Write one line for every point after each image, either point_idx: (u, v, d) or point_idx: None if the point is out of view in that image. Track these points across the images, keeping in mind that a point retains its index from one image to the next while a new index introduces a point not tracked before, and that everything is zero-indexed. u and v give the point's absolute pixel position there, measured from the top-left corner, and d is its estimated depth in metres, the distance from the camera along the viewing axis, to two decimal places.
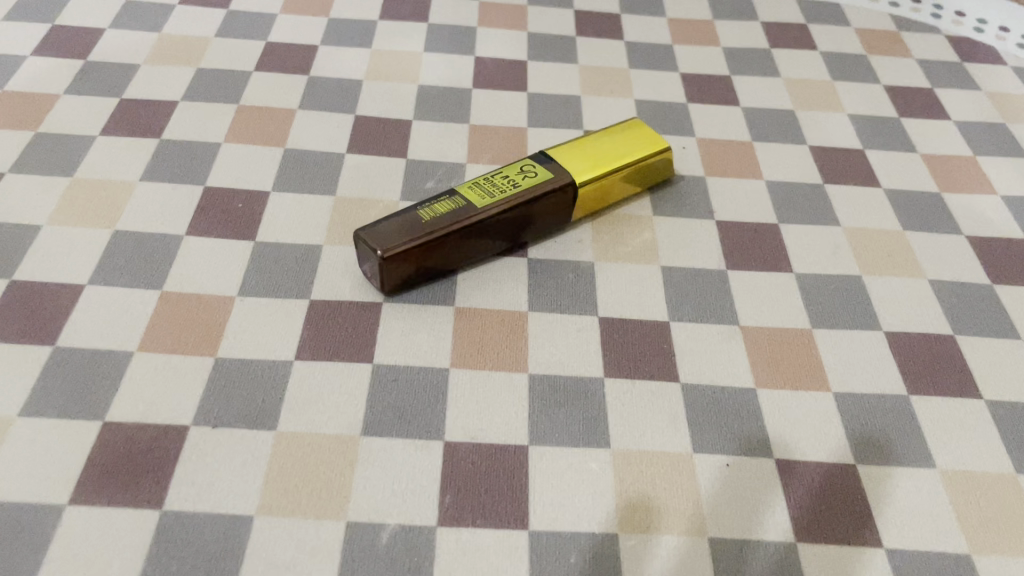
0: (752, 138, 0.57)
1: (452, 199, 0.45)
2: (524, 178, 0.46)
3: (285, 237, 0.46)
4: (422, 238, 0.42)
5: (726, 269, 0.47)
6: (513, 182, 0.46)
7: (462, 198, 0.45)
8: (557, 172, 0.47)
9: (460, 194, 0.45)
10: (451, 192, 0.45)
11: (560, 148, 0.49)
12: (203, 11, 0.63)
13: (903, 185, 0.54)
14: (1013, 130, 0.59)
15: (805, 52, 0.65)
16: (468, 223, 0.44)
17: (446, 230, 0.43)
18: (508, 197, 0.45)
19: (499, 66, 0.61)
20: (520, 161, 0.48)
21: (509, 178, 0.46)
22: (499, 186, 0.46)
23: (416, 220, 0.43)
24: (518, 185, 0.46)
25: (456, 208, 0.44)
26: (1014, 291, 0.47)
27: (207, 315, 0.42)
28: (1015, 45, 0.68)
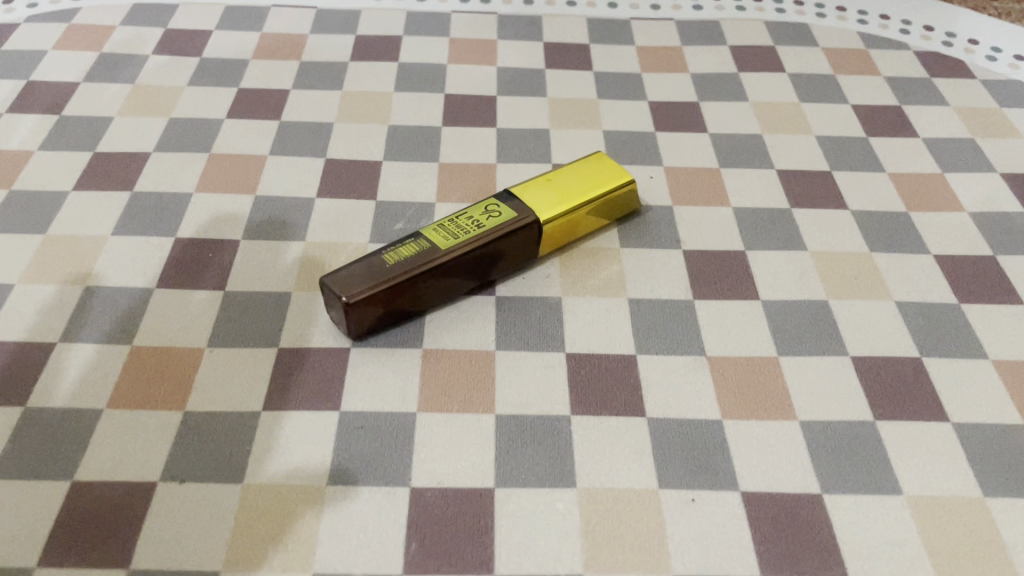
0: (720, 165, 0.57)
1: (417, 242, 0.45)
2: (488, 216, 0.47)
3: (254, 285, 0.47)
4: (387, 282, 0.43)
5: (693, 299, 0.48)
6: (477, 222, 0.46)
7: (427, 240, 0.45)
8: (522, 210, 0.47)
9: (424, 236, 0.45)
10: (416, 234, 0.46)
11: (526, 185, 0.49)
12: (176, 61, 0.64)
13: (871, 205, 0.54)
14: (981, 144, 0.59)
15: (773, 74, 0.66)
16: (433, 265, 0.44)
17: (411, 273, 0.44)
18: (472, 238, 0.45)
19: (469, 102, 0.62)
20: (484, 199, 0.48)
21: (473, 217, 0.47)
22: (464, 226, 0.46)
23: (381, 265, 0.43)
24: (482, 224, 0.46)
25: (420, 250, 0.44)
26: (980, 310, 0.47)
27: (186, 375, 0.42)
28: (984, 58, 0.68)
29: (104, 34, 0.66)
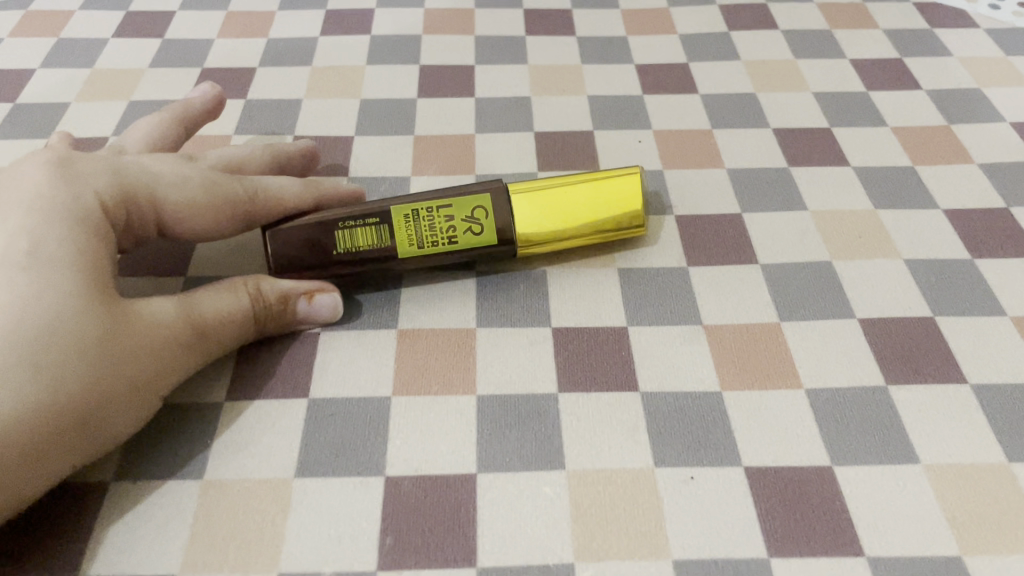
0: (712, 126, 0.54)
1: (379, 232, 0.41)
2: (466, 233, 0.41)
3: (241, 263, 0.44)
4: (318, 268, 0.41)
5: (687, 266, 0.45)
6: (452, 236, 0.41)
7: (389, 233, 0.41)
8: (497, 233, 0.42)
9: (391, 229, 0.41)
10: (387, 215, 0.41)
11: (531, 194, 0.42)
12: (137, 43, 0.61)
13: (874, 161, 0.51)
14: (988, 94, 0.56)
15: (766, 31, 0.62)
16: (375, 265, 0.41)
17: (348, 266, 0.41)
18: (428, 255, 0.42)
19: (446, 73, 0.59)
20: (485, 190, 0.42)
21: (452, 225, 0.41)
22: (432, 235, 0.41)
23: (323, 252, 0.41)
24: (446, 244, 0.41)
25: (372, 247, 0.41)
26: (996, 265, 0.44)
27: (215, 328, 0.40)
28: (987, 7, 0.65)
29: (63, 18, 0.63)
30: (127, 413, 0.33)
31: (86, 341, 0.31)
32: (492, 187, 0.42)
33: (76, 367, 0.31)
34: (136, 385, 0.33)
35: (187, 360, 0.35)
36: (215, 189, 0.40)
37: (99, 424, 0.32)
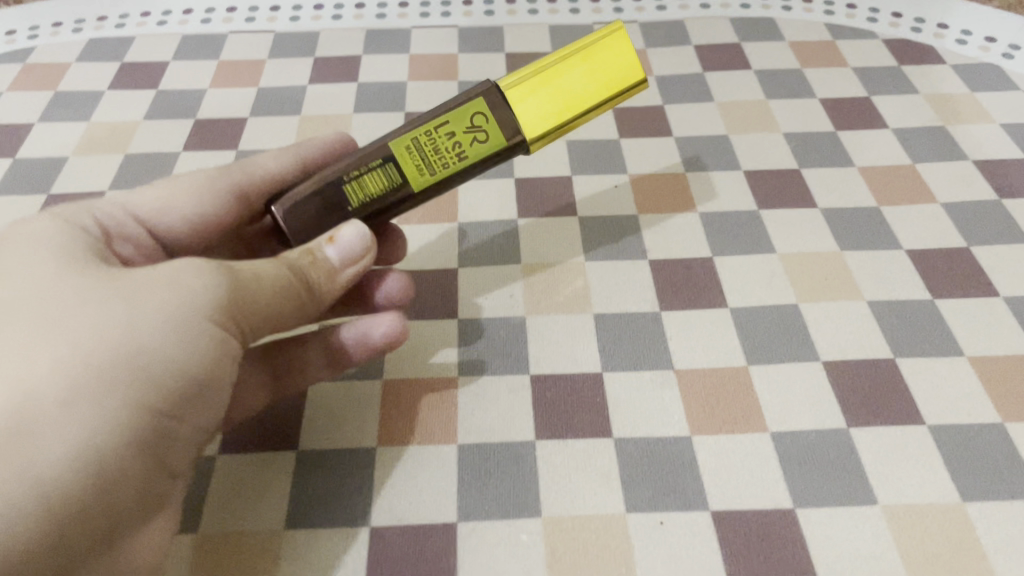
0: (685, 169, 0.56)
1: (388, 173, 0.39)
2: (473, 142, 0.39)
3: None
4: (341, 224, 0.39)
5: (660, 310, 0.47)
6: (459, 149, 0.39)
7: (397, 170, 0.39)
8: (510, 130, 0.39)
9: (398, 166, 0.39)
10: (387, 150, 0.39)
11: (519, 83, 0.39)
12: (132, 95, 0.63)
13: (841, 202, 0.53)
14: (953, 131, 0.58)
15: (739, 72, 0.65)
16: (398, 203, 0.40)
17: (371, 208, 0.39)
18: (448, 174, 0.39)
19: None
20: (474, 95, 0.39)
21: (458, 137, 0.39)
22: (441, 153, 0.39)
23: (341, 211, 0.39)
24: (461, 156, 0.39)
25: (387, 188, 0.39)
26: (956, 305, 0.46)
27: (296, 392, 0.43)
28: (954, 42, 0.67)
29: (60, 71, 0.66)
30: (168, 346, 0.33)
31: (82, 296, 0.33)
32: (478, 90, 0.39)
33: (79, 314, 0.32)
34: (165, 321, 0.33)
35: (232, 296, 0.35)
36: (186, 179, 0.44)
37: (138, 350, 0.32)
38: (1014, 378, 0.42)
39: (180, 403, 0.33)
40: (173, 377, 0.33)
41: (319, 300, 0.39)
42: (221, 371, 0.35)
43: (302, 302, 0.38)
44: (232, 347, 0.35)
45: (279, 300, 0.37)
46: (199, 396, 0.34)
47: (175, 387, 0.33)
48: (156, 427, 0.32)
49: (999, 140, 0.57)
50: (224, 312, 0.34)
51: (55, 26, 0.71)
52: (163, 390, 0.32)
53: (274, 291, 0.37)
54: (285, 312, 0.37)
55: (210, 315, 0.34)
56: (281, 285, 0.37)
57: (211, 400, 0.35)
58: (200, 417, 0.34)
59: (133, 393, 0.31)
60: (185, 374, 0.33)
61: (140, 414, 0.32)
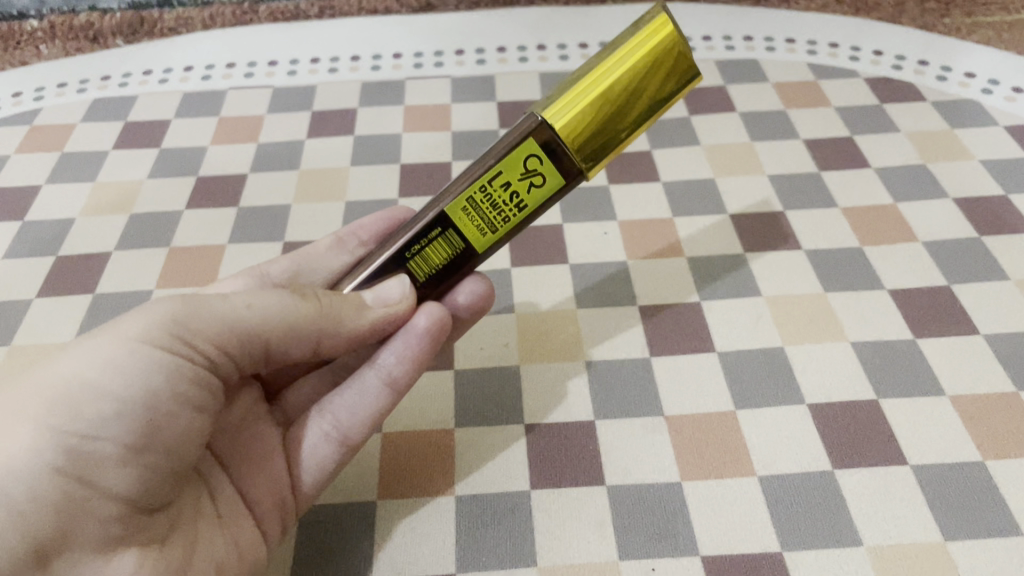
0: (673, 214, 0.58)
1: (448, 237, 0.40)
2: (529, 188, 0.39)
3: None
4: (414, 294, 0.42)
5: (650, 356, 0.48)
6: (517, 199, 0.40)
7: (458, 236, 0.40)
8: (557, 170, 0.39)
9: (457, 230, 0.40)
10: (444, 220, 0.40)
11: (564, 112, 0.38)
12: (136, 154, 0.65)
13: (825, 243, 0.54)
14: (933, 169, 0.60)
15: (724, 115, 0.67)
16: (471, 259, 0.41)
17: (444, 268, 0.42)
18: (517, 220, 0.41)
19: (425, 172, 0.63)
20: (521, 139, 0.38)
21: (510, 188, 0.39)
22: (502, 207, 0.40)
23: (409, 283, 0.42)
24: (520, 206, 0.40)
25: (451, 250, 0.41)
26: (937, 344, 0.47)
27: (360, 429, 0.43)
28: (935, 78, 0.69)
29: (66, 132, 0.68)
30: (86, 374, 0.36)
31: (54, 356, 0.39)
32: (525, 130, 0.38)
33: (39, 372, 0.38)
34: (85, 356, 0.37)
35: (166, 315, 0.38)
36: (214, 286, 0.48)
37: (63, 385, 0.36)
38: (995, 417, 0.44)
39: (101, 422, 0.36)
40: (88, 398, 0.36)
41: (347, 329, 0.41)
42: (156, 386, 0.37)
43: (315, 321, 0.40)
44: (181, 367, 0.38)
45: (265, 313, 0.39)
46: (129, 415, 0.36)
47: (92, 408, 0.36)
48: (74, 449, 0.35)
49: (978, 177, 0.59)
50: (155, 334, 0.37)
51: (59, 86, 0.73)
52: (78, 412, 0.35)
53: (252, 305, 0.39)
54: (271, 327, 0.40)
55: (131, 338, 0.37)
56: (267, 303, 0.40)
57: (151, 415, 0.36)
58: (132, 435, 0.36)
59: (48, 419, 0.35)
60: (101, 394, 0.36)
61: (54, 437, 0.35)
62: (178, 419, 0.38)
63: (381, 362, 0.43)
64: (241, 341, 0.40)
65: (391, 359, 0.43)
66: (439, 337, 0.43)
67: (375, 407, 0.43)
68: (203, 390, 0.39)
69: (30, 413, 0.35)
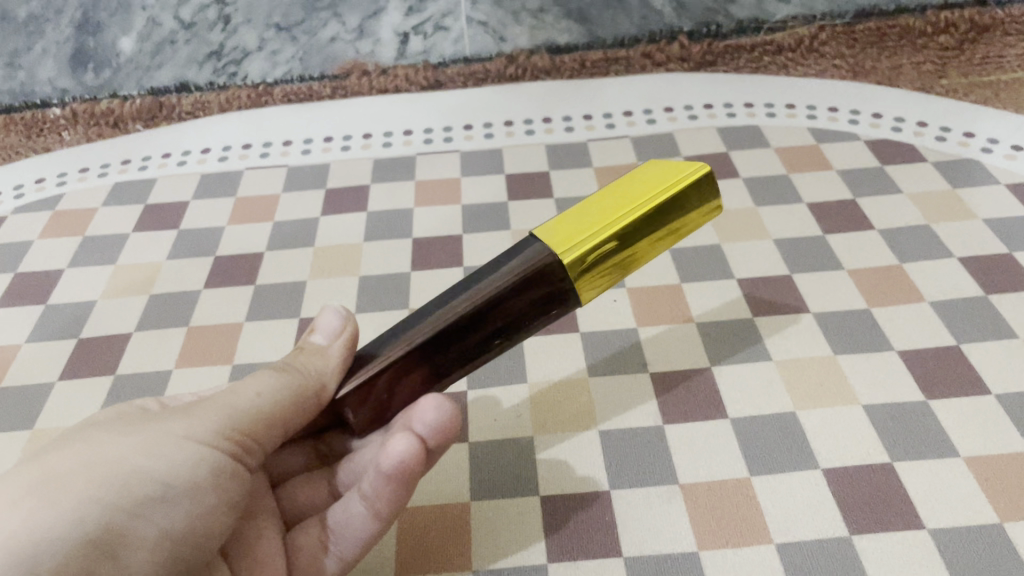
0: (680, 281, 0.59)
1: None
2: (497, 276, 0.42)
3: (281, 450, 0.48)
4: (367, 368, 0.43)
5: (662, 424, 0.48)
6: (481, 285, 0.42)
7: None
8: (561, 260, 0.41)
9: None
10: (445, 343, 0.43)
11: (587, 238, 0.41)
12: (156, 235, 0.67)
13: (833, 305, 0.55)
14: (937, 230, 0.60)
15: (728, 181, 0.68)
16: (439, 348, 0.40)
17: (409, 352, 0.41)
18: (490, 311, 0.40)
19: (436, 245, 0.64)
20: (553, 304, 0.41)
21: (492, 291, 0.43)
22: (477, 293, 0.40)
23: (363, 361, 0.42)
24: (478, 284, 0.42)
25: None
26: (949, 405, 0.47)
27: (352, 551, 0.42)
28: (934, 138, 0.70)
29: (88, 216, 0.70)
30: (129, 459, 0.37)
31: (100, 429, 0.40)
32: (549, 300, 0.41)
33: (89, 439, 0.39)
34: (138, 444, 0.38)
35: (204, 415, 0.40)
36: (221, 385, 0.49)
37: (114, 461, 0.37)
38: (1011, 477, 0.43)
39: (144, 504, 0.37)
40: (133, 479, 0.37)
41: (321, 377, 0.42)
42: (198, 478, 0.38)
43: (309, 392, 0.42)
44: (220, 459, 0.39)
45: (274, 402, 0.41)
46: (169, 503, 0.37)
47: (139, 489, 0.37)
48: (113, 525, 0.35)
49: (982, 235, 0.59)
50: (194, 431, 0.39)
51: (82, 171, 0.76)
52: (121, 489, 0.36)
53: (262, 395, 0.41)
54: (287, 417, 0.41)
55: (173, 433, 0.39)
56: (275, 392, 0.41)
57: (189, 507, 0.38)
58: (174, 522, 0.37)
59: (96, 494, 0.36)
60: (149, 479, 0.37)
61: (98, 511, 0.35)
62: (212, 516, 0.39)
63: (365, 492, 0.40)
64: (268, 433, 0.41)
65: (371, 492, 0.40)
66: (412, 473, 0.39)
67: (364, 532, 0.41)
68: (237, 489, 0.40)
69: (81, 486, 0.36)
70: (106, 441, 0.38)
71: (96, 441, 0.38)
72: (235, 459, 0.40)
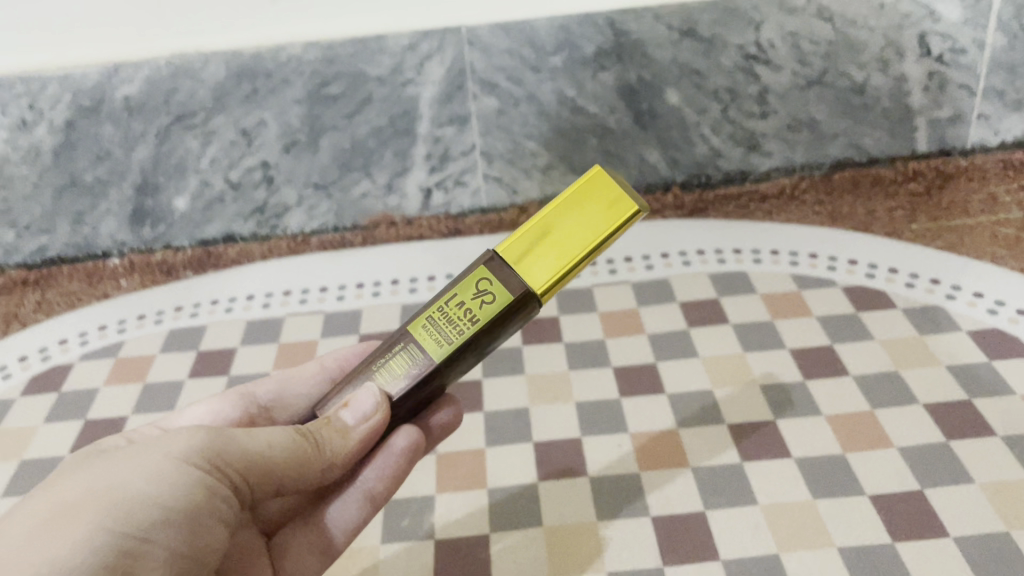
0: (677, 425, 0.66)
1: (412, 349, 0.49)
2: (481, 305, 0.49)
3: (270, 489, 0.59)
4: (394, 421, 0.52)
5: (663, 566, 0.55)
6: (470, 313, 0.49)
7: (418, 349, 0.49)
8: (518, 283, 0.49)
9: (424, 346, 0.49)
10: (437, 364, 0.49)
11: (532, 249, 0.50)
12: (209, 380, 0.76)
13: (812, 451, 0.62)
14: (905, 376, 0.68)
15: (718, 327, 0.76)
16: (438, 373, 0.49)
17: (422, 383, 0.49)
18: (481, 337, 0.49)
19: (458, 389, 0.72)
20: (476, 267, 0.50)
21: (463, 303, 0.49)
22: (467, 325, 0.48)
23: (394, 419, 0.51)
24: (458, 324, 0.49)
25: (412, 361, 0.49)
26: (913, 548, 0.54)
27: (345, 537, 0.56)
28: (904, 285, 0.78)
29: (146, 363, 0.78)
30: (135, 486, 0.45)
31: (109, 461, 0.47)
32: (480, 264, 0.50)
33: (99, 469, 0.46)
34: (144, 470, 0.46)
35: (199, 444, 0.48)
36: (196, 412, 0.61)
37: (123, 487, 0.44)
38: None
39: (151, 527, 0.44)
40: (139, 503, 0.44)
41: (334, 452, 0.51)
42: (195, 501, 0.46)
43: (313, 457, 0.50)
44: (215, 487, 0.47)
45: (279, 452, 0.49)
46: (169, 525, 0.45)
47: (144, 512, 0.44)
48: (124, 542, 0.43)
49: (945, 382, 0.67)
50: (196, 462, 0.47)
51: (139, 319, 0.84)
52: (130, 511, 0.44)
53: (270, 444, 0.49)
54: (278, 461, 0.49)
55: (171, 460, 0.46)
56: (276, 441, 0.49)
57: (184, 530, 0.45)
58: (176, 543, 0.45)
59: (109, 516, 0.43)
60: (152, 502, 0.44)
61: (111, 531, 0.42)
62: (200, 538, 0.46)
63: (366, 482, 0.55)
64: (258, 472, 0.49)
65: (374, 482, 0.55)
66: (412, 459, 0.55)
67: (357, 522, 0.56)
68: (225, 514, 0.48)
69: (97, 509, 0.43)
70: (117, 471, 0.46)
71: (108, 471, 0.46)
72: (227, 488, 0.48)
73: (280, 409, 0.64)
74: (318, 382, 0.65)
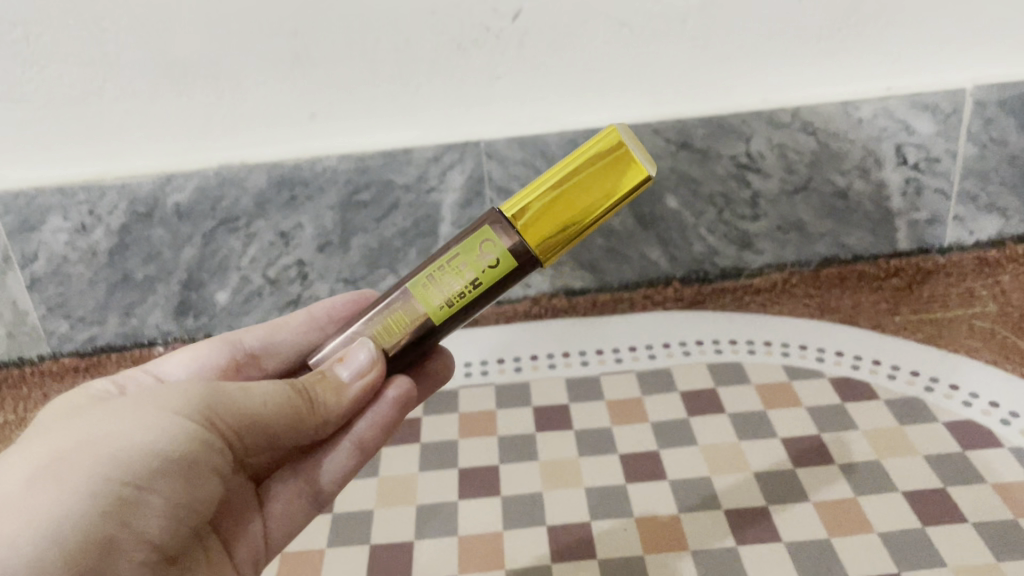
0: (678, 510, 0.72)
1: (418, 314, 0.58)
2: (485, 272, 0.57)
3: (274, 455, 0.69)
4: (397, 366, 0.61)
5: None
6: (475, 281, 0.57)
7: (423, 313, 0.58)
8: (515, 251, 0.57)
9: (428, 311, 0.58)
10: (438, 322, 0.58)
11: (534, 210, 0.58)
12: None
13: (801, 536, 0.68)
14: (886, 465, 0.74)
15: (715, 416, 0.83)
16: (434, 328, 0.59)
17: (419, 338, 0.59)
18: (478, 295, 0.58)
19: (477, 474, 0.79)
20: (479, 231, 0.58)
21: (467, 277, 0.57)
22: (465, 281, 0.57)
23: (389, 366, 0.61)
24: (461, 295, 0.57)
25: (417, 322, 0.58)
26: None
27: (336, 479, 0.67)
28: (886, 376, 0.85)
29: None
30: (132, 437, 0.51)
31: (111, 411, 0.54)
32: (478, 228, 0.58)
33: (101, 421, 0.53)
34: (141, 423, 0.52)
35: (192, 401, 0.54)
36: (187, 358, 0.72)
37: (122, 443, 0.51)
38: None
39: (149, 479, 0.51)
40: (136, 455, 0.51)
41: (327, 407, 0.59)
42: (189, 454, 0.53)
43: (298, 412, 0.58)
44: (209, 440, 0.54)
45: (269, 408, 0.56)
46: (164, 475, 0.52)
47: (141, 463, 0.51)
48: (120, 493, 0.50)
49: (922, 471, 0.73)
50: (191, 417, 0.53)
51: None
52: (126, 464, 0.50)
53: (263, 401, 0.56)
54: (267, 412, 0.56)
55: (167, 415, 0.53)
56: (268, 398, 0.57)
57: (178, 478, 0.52)
58: (169, 493, 0.52)
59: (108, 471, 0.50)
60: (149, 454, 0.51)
61: (110, 483, 0.49)
62: (194, 484, 0.54)
63: (358, 431, 0.65)
64: (249, 424, 0.56)
65: (365, 429, 0.64)
66: (402, 409, 0.64)
67: (350, 464, 0.66)
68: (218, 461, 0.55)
69: (98, 463, 0.50)
70: (119, 421, 0.52)
71: (110, 421, 0.52)
72: (220, 439, 0.55)
73: (266, 355, 0.75)
74: (304, 332, 0.76)
